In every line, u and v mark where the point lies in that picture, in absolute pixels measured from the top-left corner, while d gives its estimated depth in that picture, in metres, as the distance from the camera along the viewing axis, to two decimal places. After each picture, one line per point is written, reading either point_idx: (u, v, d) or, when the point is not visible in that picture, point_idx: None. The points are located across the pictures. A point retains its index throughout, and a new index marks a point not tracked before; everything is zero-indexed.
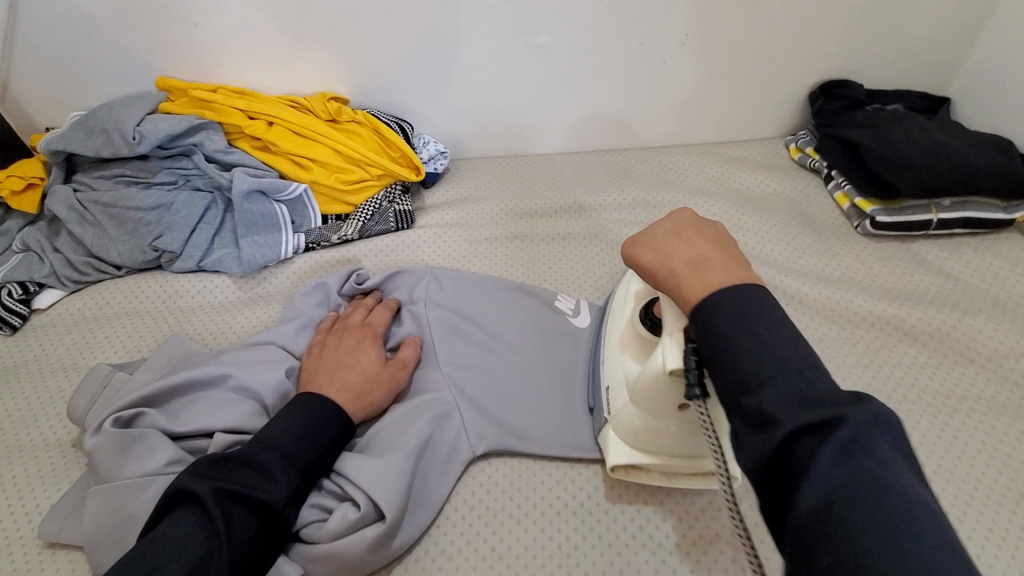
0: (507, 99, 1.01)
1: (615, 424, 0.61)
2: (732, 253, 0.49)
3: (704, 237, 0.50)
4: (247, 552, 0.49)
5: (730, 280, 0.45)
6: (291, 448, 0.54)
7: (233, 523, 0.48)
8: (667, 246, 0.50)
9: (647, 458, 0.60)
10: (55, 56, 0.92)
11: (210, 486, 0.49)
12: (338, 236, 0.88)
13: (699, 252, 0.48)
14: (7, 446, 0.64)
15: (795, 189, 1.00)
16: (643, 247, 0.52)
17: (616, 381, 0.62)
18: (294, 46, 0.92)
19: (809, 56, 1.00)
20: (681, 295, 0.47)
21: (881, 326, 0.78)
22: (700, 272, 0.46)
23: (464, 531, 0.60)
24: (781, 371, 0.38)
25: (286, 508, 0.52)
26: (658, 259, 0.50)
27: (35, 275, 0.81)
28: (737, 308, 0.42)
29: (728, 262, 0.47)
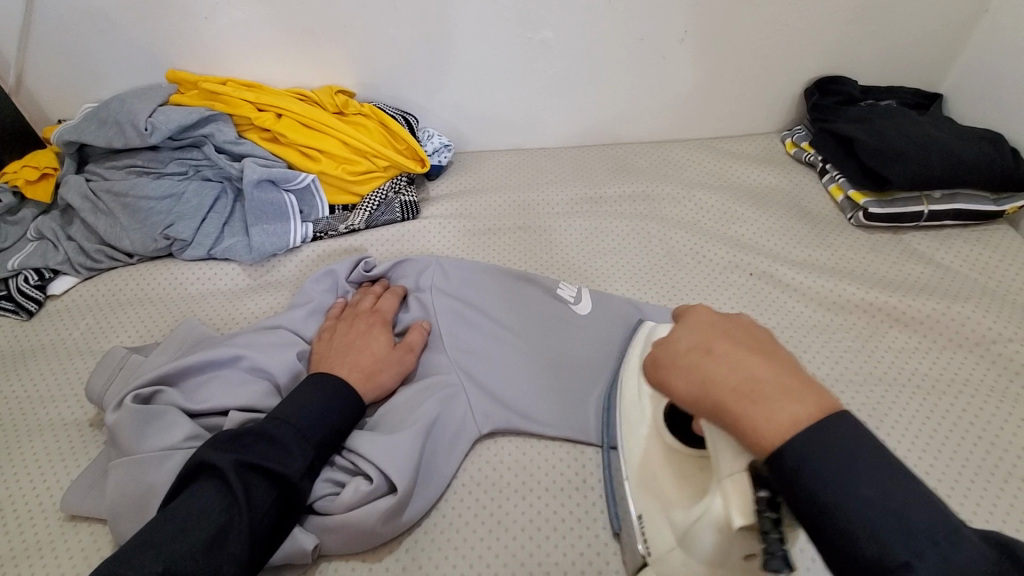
0: (510, 93, 1.03)
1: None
2: (775, 359, 0.42)
3: (740, 346, 0.44)
4: (266, 521, 0.51)
5: (802, 412, 0.39)
6: (305, 424, 0.56)
7: (253, 493, 0.51)
8: (700, 364, 0.43)
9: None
10: (67, 49, 0.94)
11: (230, 458, 0.51)
12: (345, 226, 0.90)
13: (744, 373, 0.41)
14: (26, 425, 0.66)
15: (791, 182, 1.02)
16: (671, 368, 0.45)
17: (657, 522, 0.54)
18: (301, 41, 0.94)
19: (804, 53, 1.03)
20: (744, 438, 0.40)
21: (874, 314, 0.81)
22: (757, 402, 0.40)
23: (471, 505, 0.62)
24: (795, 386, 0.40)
25: (302, 480, 0.54)
26: (698, 388, 0.43)
27: (49, 262, 0.83)
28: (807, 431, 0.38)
29: (780, 376, 0.41)
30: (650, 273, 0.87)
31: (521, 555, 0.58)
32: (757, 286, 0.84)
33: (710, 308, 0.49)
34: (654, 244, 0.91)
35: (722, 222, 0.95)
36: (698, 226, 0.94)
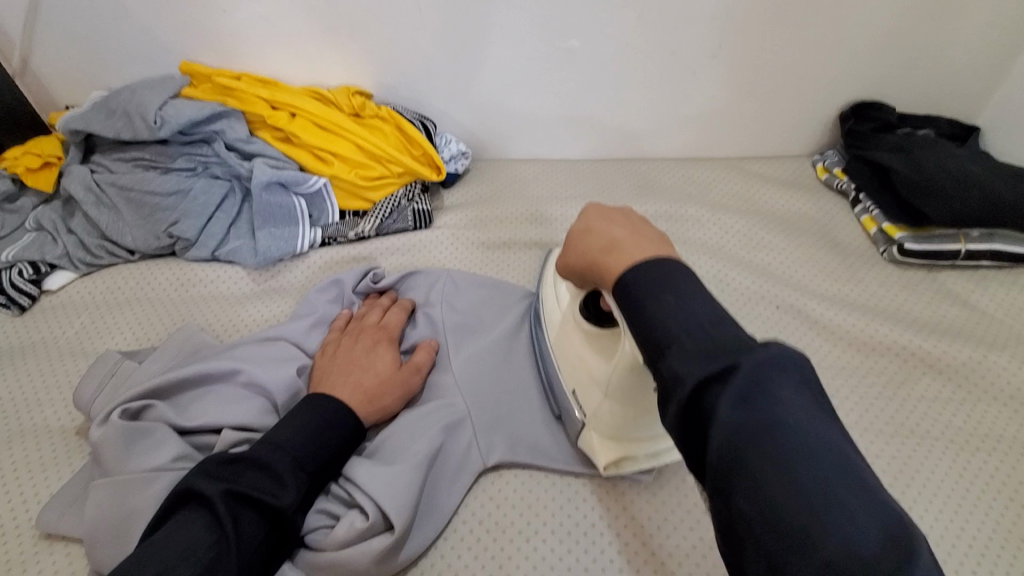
0: (531, 102, 0.99)
1: (595, 424, 0.59)
2: (647, 228, 0.46)
3: (618, 221, 0.48)
4: (255, 557, 0.47)
5: (647, 253, 0.43)
6: (303, 451, 0.53)
7: (242, 527, 0.47)
8: (585, 230, 0.49)
9: (618, 445, 0.59)
10: (79, 35, 0.91)
11: (220, 487, 0.47)
12: (355, 233, 0.87)
13: (611, 235, 0.46)
14: (9, 431, 0.63)
15: (820, 210, 0.98)
16: (569, 246, 0.52)
17: (585, 390, 0.59)
18: (320, 38, 0.90)
19: (841, 76, 0.99)
20: (605, 277, 0.45)
21: (906, 358, 0.76)
22: (614, 253, 0.44)
23: (471, 546, 0.58)
24: (685, 331, 0.36)
25: (294, 513, 0.51)
26: (580, 258, 0.49)
27: (46, 256, 0.80)
28: (655, 281, 0.39)
29: (642, 236, 0.45)
30: None
31: None
32: (782, 320, 0.80)
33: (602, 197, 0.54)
34: None
35: (747, 248, 0.91)
36: (721, 252, 0.90)
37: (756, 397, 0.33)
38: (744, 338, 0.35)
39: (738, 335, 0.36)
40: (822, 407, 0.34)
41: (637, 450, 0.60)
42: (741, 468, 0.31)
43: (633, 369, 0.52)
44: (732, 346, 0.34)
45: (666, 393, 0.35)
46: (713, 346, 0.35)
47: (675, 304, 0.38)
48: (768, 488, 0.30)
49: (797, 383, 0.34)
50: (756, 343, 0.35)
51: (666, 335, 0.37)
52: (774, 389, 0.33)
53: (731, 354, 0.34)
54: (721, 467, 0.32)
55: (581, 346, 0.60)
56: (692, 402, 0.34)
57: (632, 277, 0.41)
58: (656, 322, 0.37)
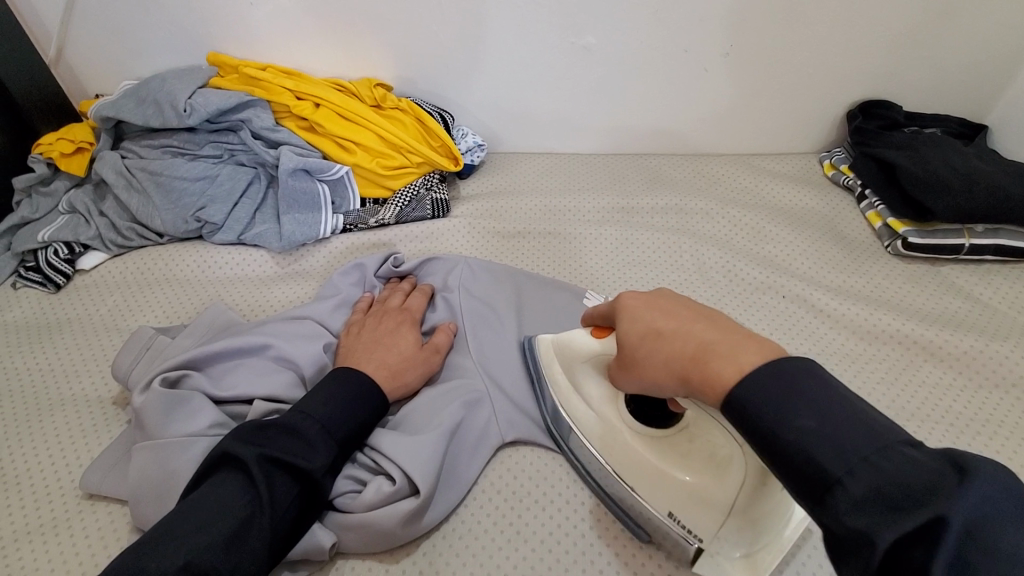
0: (546, 97, 1.02)
1: (711, 545, 0.52)
2: (724, 323, 0.43)
3: (682, 319, 0.45)
4: (288, 516, 0.50)
5: (751, 356, 0.39)
6: (330, 420, 0.55)
7: (275, 487, 0.50)
8: (657, 333, 0.45)
9: (747, 562, 0.52)
10: (111, 26, 0.94)
11: (253, 451, 0.50)
12: (375, 220, 0.90)
13: (695, 337, 0.42)
14: (50, 400, 0.66)
15: (827, 205, 1.01)
16: (631, 353, 0.48)
17: (681, 502, 0.53)
18: (344, 31, 0.93)
19: (849, 75, 1.01)
20: (707, 392, 0.40)
21: (908, 346, 0.79)
22: (712, 360, 0.40)
23: (490, 514, 0.61)
24: (847, 471, 0.33)
25: (324, 477, 0.53)
26: (659, 363, 0.44)
27: (80, 237, 0.83)
28: (766, 386, 0.37)
29: (733, 333, 0.41)
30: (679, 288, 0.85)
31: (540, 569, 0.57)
32: (789, 309, 0.83)
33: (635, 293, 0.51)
34: (684, 259, 0.90)
35: (756, 241, 0.93)
36: (731, 244, 0.93)
37: (977, 538, 0.29)
38: (936, 466, 0.32)
39: (916, 460, 0.32)
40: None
41: (764, 556, 0.51)
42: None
43: (759, 487, 0.47)
44: (930, 489, 0.31)
45: (852, 553, 0.32)
46: (902, 500, 0.31)
47: (782, 400, 0.36)
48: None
49: (1016, 519, 0.30)
50: (953, 476, 0.31)
51: (825, 477, 0.33)
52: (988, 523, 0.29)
53: (930, 503, 0.30)
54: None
55: (647, 452, 0.57)
56: (889, 561, 0.30)
57: (748, 395, 0.37)
58: (801, 461, 0.35)
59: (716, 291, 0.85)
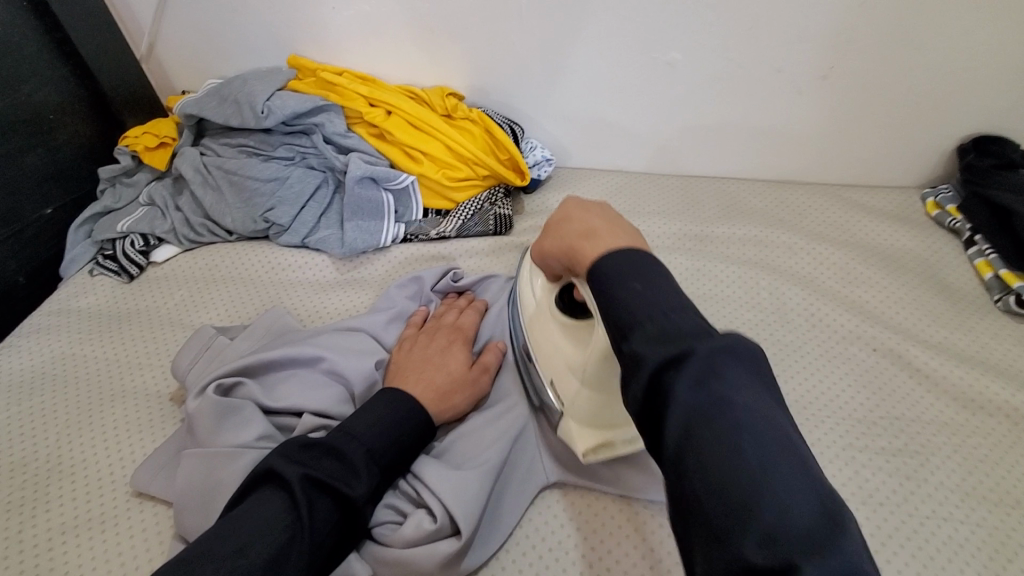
0: (622, 113, 0.97)
1: (571, 409, 0.58)
2: (623, 222, 0.46)
3: (594, 215, 0.48)
4: (324, 545, 0.47)
5: (619, 240, 0.44)
6: (375, 444, 0.53)
7: (315, 513, 0.47)
8: (562, 219, 0.50)
9: (598, 432, 0.57)
10: (202, 27, 0.97)
11: (297, 471, 0.48)
12: (436, 231, 0.88)
13: (587, 223, 0.47)
14: (113, 390, 0.68)
15: (929, 248, 0.90)
16: (547, 235, 0.52)
17: (560, 374, 0.59)
18: (420, 39, 0.92)
19: (967, 104, 0.90)
20: (579, 262, 0.45)
21: (1022, 422, 0.68)
22: (590, 239, 0.45)
23: (532, 560, 0.56)
24: (650, 316, 0.36)
25: (365, 505, 0.50)
26: (557, 243, 0.50)
27: (156, 230, 0.86)
28: (628, 256, 0.41)
29: (611, 224, 0.46)
30: (754, 329, 0.78)
31: None
32: (879, 364, 0.74)
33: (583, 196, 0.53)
34: (761, 297, 0.82)
35: (844, 283, 0.85)
36: (815, 284, 0.85)
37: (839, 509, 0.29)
38: (703, 323, 0.36)
39: None
40: (771, 393, 0.34)
41: (620, 438, 0.57)
42: (689, 453, 0.31)
43: (607, 356, 0.53)
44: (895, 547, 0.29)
45: None
46: (670, 334, 0.35)
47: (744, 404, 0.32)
48: (707, 455, 0.30)
49: (747, 365, 0.34)
50: (711, 332, 0.35)
51: None
52: (722, 367, 0.33)
53: (684, 340, 0.34)
54: (675, 457, 0.32)
55: (557, 337, 0.61)
56: None
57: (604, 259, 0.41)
58: (624, 311, 0.37)
59: (796, 336, 0.78)
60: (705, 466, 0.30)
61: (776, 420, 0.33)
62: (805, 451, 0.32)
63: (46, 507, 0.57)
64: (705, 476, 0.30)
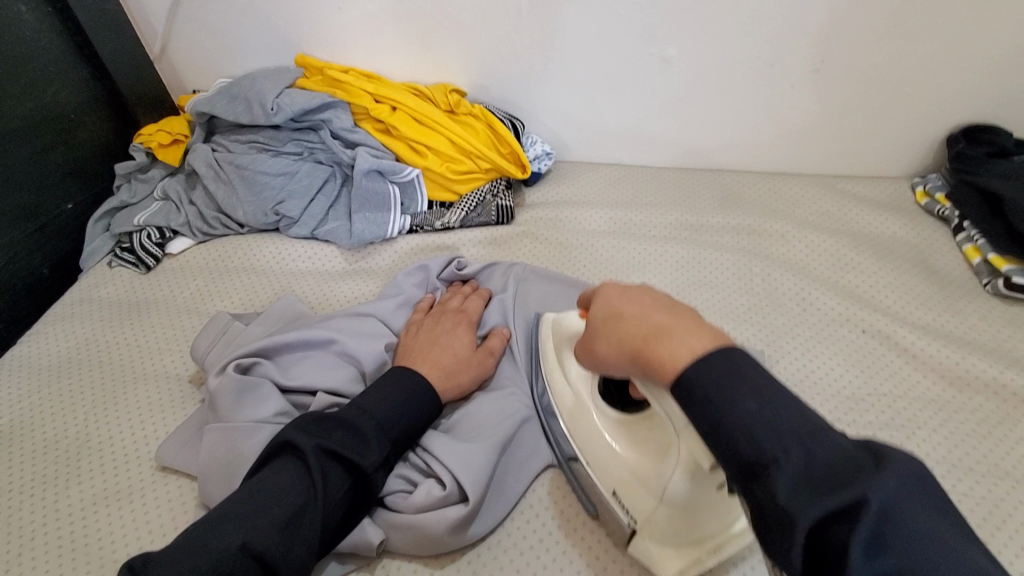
0: (619, 108, 1.00)
1: (647, 526, 0.53)
2: (681, 309, 0.45)
3: (648, 309, 0.46)
4: (338, 509, 0.51)
5: (705, 340, 0.42)
6: (385, 417, 0.56)
7: (329, 480, 0.50)
8: (618, 318, 0.47)
9: (686, 551, 0.53)
10: (212, 28, 1.00)
11: (312, 442, 0.51)
12: (440, 223, 0.91)
13: (657, 322, 0.44)
14: (135, 373, 0.71)
15: (917, 235, 0.93)
16: (596, 335, 0.50)
17: (627, 484, 0.56)
18: (423, 37, 0.96)
19: (954, 95, 0.93)
20: (659, 371, 0.42)
21: (1005, 397, 0.71)
22: (667, 340, 0.42)
23: (538, 528, 0.60)
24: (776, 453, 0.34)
25: (375, 473, 0.53)
26: (616, 346, 0.47)
27: (171, 223, 0.89)
28: (719, 370, 0.38)
29: (688, 320, 0.44)
30: (748, 313, 0.81)
31: None
32: (868, 345, 0.78)
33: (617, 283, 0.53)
34: (754, 283, 0.86)
35: (835, 270, 0.88)
36: (807, 270, 0.88)
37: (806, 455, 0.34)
38: (853, 453, 0.34)
39: None
40: (958, 536, 0.32)
41: (706, 552, 0.53)
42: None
43: (694, 471, 0.49)
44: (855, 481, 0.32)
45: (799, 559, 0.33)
46: (813, 481, 0.33)
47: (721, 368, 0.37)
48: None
49: (925, 507, 0.32)
50: (869, 467, 0.33)
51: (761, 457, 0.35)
52: (901, 510, 0.32)
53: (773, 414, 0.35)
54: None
55: (619, 439, 0.58)
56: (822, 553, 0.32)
57: (690, 371, 0.39)
58: (738, 436, 0.36)
59: (788, 320, 0.81)
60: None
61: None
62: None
63: (77, 479, 0.61)
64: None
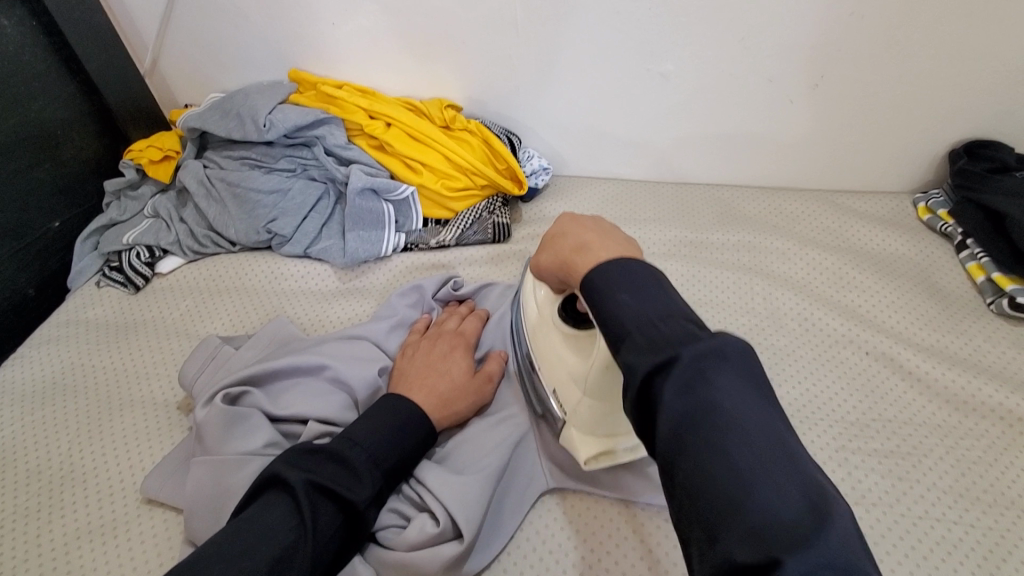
0: (617, 123, 0.99)
1: (574, 419, 0.58)
2: (613, 231, 0.48)
3: (583, 227, 0.49)
4: (327, 548, 0.49)
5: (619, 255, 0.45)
6: (377, 449, 0.54)
7: (318, 517, 0.49)
8: (557, 239, 0.51)
9: (603, 442, 0.58)
10: (205, 42, 0.99)
11: (301, 478, 0.49)
12: (436, 240, 0.90)
13: (586, 241, 0.48)
14: (121, 399, 0.69)
15: (919, 252, 0.92)
16: (542, 251, 0.54)
17: (562, 381, 0.59)
18: (419, 52, 0.94)
19: (955, 111, 0.92)
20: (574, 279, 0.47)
21: (1013, 422, 0.70)
22: (584, 254, 0.46)
23: (534, 562, 0.58)
24: (637, 325, 0.38)
25: (367, 509, 0.52)
26: (551, 259, 0.52)
27: (161, 242, 0.87)
28: (621, 272, 0.42)
29: (616, 243, 0.47)
30: (749, 334, 0.80)
31: None
32: (871, 367, 0.76)
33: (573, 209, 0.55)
34: (755, 302, 0.84)
35: (837, 288, 0.87)
36: (808, 289, 0.86)
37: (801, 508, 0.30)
38: (693, 329, 0.37)
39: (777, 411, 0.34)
40: (762, 395, 0.36)
41: (621, 446, 0.58)
42: (682, 449, 0.33)
43: (610, 366, 0.53)
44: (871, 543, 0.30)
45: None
46: (661, 340, 0.37)
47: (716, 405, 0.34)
48: (700, 460, 0.32)
49: (739, 369, 0.36)
50: (700, 332, 0.37)
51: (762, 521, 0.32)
52: (712, 370, 0.35)
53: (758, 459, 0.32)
54: (667, 447, 0.34)
55: (557, 343, 0.60)
56: None
57: (598, 276, 0.43)
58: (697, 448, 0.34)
59: (789, 340, 0.79)
60: (698, 468, 0.32)
61: (761, 420, 0.34)
62: (794, 449, 0.33)
63: (59, 512, 0.59)
64: (691, 467, 0.32)
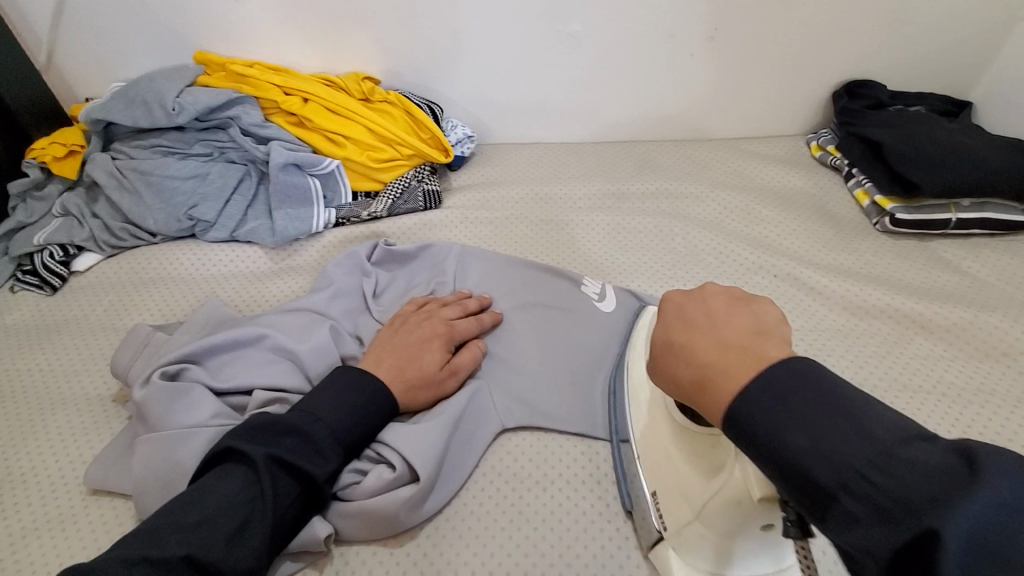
0: (532, 86, 1.02)
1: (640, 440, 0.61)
2: (751, 306, 0.45)
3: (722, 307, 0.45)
4: (287, 517, 0.50)
5: (767, 349, 0.40)
6: (334, 418, 0.55)
7: (278, 487, 0.49)
8: (682, 345, 0.44)
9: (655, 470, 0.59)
10: (96, 27, 0.93)
11: (262, 451, 0.49)
12: (367, 213, 0.90)
13: (722, 338, 0.42)
14: (50, 399, 0.67)
15: (816, 185, 1.02)
16: (687, 341, 0.44)
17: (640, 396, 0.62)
18: (330, 26, 0.93)
19: (835, 56, 1.02)
20: (684, 313, 0.47)
21: (899, 319, 0.80)
22: (721, 312, 0.45)
23: (493, 496, 0.62)
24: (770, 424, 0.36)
25: (326, 483, 0.53)
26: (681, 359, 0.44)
27: (74, 238, 0.83)
28: (715, 307, 0.45)
29: (750, 330, 0.42)
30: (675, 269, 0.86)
31: (540, 550, 0.57)
32: (780, 287, 0.84)
33: (720, 294, 0.47)
34: (677, 242, 0.90)
35: (748, 223, 0.94)
36: (721, 226, 0.94)
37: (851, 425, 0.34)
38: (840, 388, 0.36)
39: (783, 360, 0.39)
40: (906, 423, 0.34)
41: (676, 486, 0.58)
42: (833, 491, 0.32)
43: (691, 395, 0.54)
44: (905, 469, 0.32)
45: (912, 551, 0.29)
46: (795, 412, 0.35)
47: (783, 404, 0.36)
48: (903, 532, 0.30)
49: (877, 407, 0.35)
50: (945, 459, 0.30)
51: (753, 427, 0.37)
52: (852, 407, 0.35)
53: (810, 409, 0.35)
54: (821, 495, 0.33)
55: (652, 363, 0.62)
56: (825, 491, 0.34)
57: (760, 398, 0.37)
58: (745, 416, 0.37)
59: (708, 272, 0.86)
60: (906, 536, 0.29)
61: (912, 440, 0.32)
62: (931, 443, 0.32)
63: None
64: (854, 497, 0.32)
